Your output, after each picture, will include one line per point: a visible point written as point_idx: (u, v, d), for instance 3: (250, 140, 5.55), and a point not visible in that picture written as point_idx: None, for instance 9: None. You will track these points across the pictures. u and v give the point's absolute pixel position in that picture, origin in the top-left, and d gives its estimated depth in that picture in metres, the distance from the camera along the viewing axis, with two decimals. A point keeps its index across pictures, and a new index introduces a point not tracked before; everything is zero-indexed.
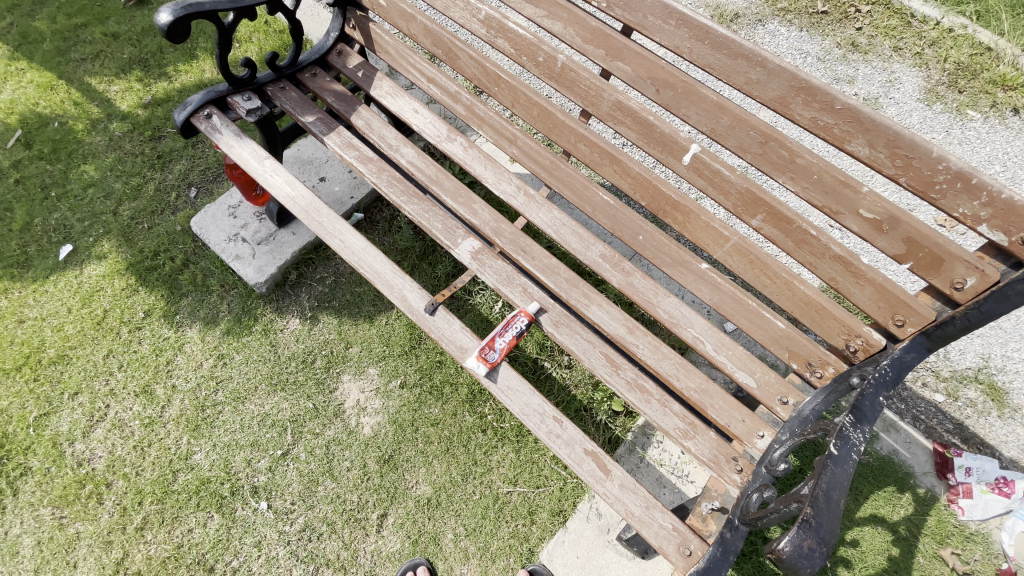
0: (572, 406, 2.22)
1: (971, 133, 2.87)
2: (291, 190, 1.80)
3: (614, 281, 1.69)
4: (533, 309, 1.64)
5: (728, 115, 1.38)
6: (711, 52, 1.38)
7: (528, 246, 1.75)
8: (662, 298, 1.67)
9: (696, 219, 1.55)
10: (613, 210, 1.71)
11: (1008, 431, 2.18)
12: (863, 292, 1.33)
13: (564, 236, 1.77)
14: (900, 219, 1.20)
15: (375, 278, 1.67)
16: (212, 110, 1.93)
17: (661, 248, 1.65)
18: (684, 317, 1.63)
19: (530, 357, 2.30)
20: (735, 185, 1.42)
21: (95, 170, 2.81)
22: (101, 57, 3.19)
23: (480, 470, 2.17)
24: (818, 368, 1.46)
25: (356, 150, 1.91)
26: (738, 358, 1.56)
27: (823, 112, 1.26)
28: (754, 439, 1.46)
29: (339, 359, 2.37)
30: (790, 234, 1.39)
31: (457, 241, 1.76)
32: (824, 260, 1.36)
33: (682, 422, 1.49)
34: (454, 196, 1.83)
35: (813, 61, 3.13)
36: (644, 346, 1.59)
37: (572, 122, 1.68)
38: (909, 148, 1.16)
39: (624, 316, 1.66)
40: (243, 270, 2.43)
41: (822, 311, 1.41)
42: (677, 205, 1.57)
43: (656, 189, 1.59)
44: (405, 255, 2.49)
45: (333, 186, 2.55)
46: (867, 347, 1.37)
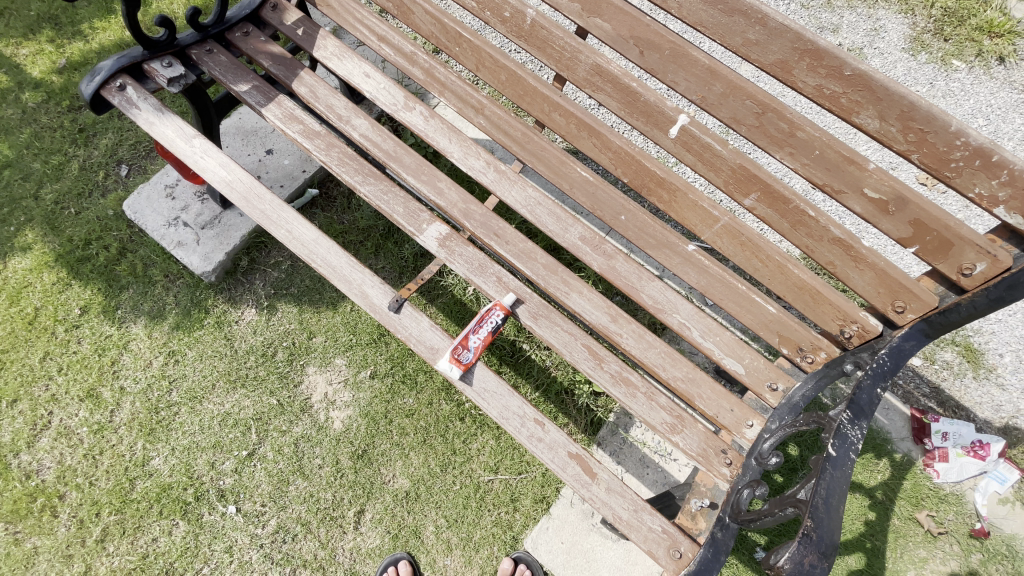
0: (552, 389, 2.14)
1: (955, 85, 2.77)
2: (227, 171, 1.56)
3: (595, 265, 1.55)
4: (508, 302, 1.50)
5: (721, 82, 1.21)
6: (705, 8, 1.20)
7: (500, 229, 1.58)
8: (646, 282, 1.54)
9: (684, 198, 1.39)
10: (592, 187, 1.54)
11: (982, 391, 2.20)
12: (862, 277, 1.24)
13: (540, 217, 1.60)
14: (909, 199, 1.09)
15: (330, 273, 1.48)
16: (126, 80, 1.66)
17: (645, 229, 1.51)
18: (668, 303, 1.52)
19: (508, 340, 2.19)
20: (727, 161, 1.26)
21: (8, 148, 2.47)
22: (2, 13, 2.77)
23: (460, 459, 2.09)
24: (809, 353, 1.40)
25: (300, 124, 1.66)
26: (726, 344, 1.49)
27: (830, 80, 1.11)
28: (743, 428, 1.42)
29: (302, 350, 2.21)
30: (786, 215, 1.26)
31: (422, 226, 1.57)
32: (822, 243, 1.25)
33: (669, 417, 1.41)
34: (416, 174, 1.62)
35: (797, 8, 2.93)
36: (628, 336, 1.49)
37: (545, 88, 1.48)
38: (924, 121, 1.03)
39: (606, 302, 1.54)
40: (187, 258, 2.20)
41: (817, 296, 1.32)
42: (663, 182, 1.40)
43: (639, 165, 1.42)
44: (368, 234, 2.30)
45: (281, 159, 2.34)
46: (862, 334, 1.30)
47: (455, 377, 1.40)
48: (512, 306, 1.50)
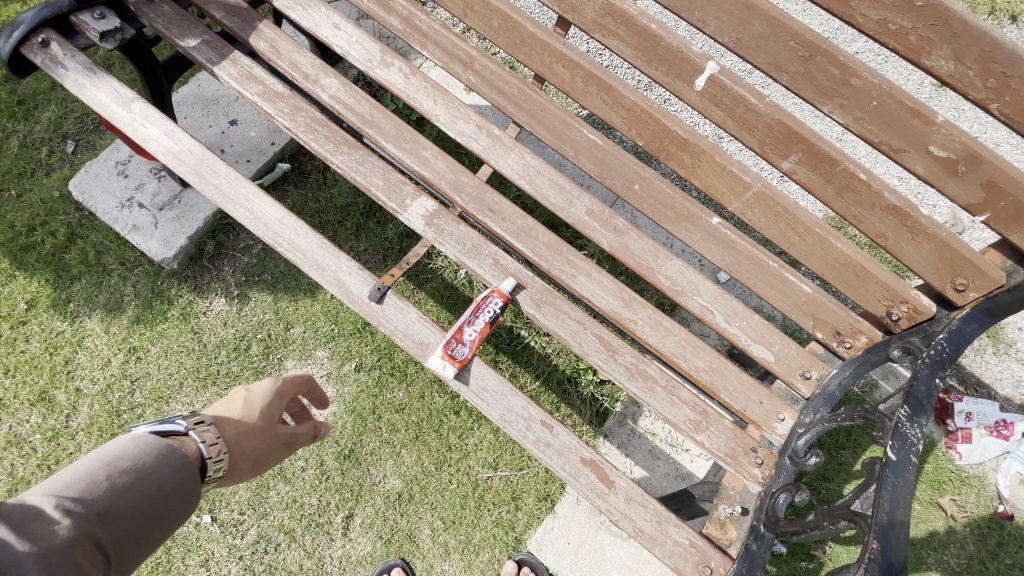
0: (554, 378, 1.98)
1: None
2: (174, 142, 1.34)
3: (605, 243, 1.37)
4: (507, 288, 1.31)
5: (761, 20, 1.01)
6: None
7: (496, 204, 1.39)
8: (662, 261, 1.37)
9: (709, 162, 1.20)
10: (601, 153, 1.34)
11: (1003, 367, 2.07)
12: (918, 250, 1.07)
13: (540, 188, 1.41)
14: (984, 157, 0.92)
15: (300, 258, 1.27)
16: (50, 35, 1.41)
17: (662, 200, 1.32)
18: (688, 284, 1.35)
19: (505, 326, 2.01)
20: (764, 116, 1.07)
21: None
22: None
23: (455, 456, 1.92)
24: (848, 337, 1.25)
25: (260, 85, 1.43)
26: (754, 329, 1.33)
27: (896, 12, 0.92)
28: (774, 423, 1.27)
29: (279, 343, 2.01)
30: (832, 179, 1.08)
31: (405, 201, 1.37)
32: (873, 212, 1.08)
33: (692, 413, 1.25)
34: (397, 141, 1.40)
35: None
36: (644, 322, 1.32)
37: (546, 35, 1.26)
38: (1009, 63, 0.86)
39: (618, 285, 1.36)
40: (144, 243, 1.97)
41: (862, 273, 1.16)
42: (685, 144, 1.21)
43: (657, 124, 1.22)
44: (347, 212, 2.08)
45: (247, 131, 2.09)
46: (912, 315, 1.15)
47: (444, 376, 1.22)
48: (509, 292, 1.32)
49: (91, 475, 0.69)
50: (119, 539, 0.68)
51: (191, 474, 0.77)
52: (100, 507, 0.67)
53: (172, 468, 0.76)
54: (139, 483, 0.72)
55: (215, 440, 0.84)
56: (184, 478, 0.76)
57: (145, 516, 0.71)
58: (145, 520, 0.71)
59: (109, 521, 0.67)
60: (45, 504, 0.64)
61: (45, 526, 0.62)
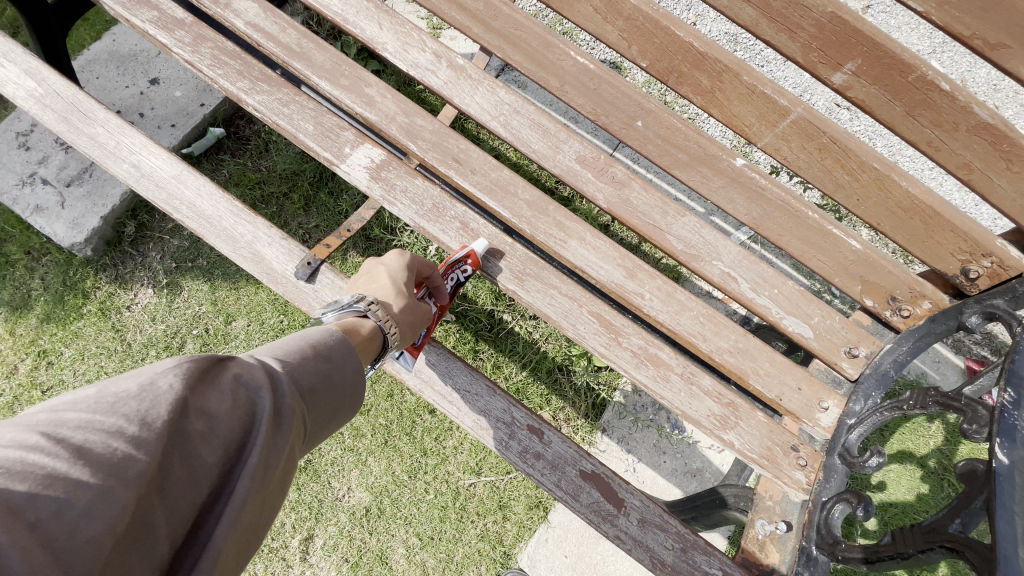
0: (543, 367, 1.71)
1: None
2: (39, 85, 1.05)
3: (600, 198, 1.09)
4: (478, 249, 1.04)
5: None
6: None
7: (462, 153, 1.10)
8: (672, 218, 1.10)
9: (734, 83, 0.93)
10: (591, 82, 1.06)
11: None
12: (1012, 186, 0.83)
13: (517, 131, 1.12)
14: None
15: (206, 229, 0.98)
16: None
17: (670, 140, 1.04)
18: (705, 246, 1.08)
19: (484, 309, 1.73)
20: (817, 13, 0.83)
21: None
22: None
23: (431, 463, 1.65)
24: (906, 304, 1.00)
25: (154, 10, 1.12)
26: (788, 300, 1.07)
27: None
28: (816, 413, 1.02)
29: (218, 339, 1.72)
30: (903, 95, 0.84)
31: (343, 151, 1.08)
32: (955, 137, 0.83)
33: (717, 405, 0.99)
34: (332, 77, 1.10)
35: None
36: (651, 296, 1.06)
37: None
38: None
39: (618, 250, 1.09)
40: (49, 227, 1.65)
41: (931, 220, 0.91)
42: (702, 61, 0.94)
43: (666, 35, 0.94)
44: (293, 182, 1.77)
45: (171, 90, 1.77)
46: (995, 272, 0.91)
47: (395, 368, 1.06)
48: (478, 254, 1.05)
49: (299, 354, 0.63)
50: (314, 422, 0.62)
51: (365, 376, 0.72)
52: (306, 385, 0.62)
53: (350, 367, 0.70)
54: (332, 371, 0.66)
55: (377, 311, 0.85)
56: (362, 379, 0.70)
57: (334, 404, 0.65)
58: (333, 408, 0.65)
59: (315, 401, 0.62)
60: (277, 372, 0.58)
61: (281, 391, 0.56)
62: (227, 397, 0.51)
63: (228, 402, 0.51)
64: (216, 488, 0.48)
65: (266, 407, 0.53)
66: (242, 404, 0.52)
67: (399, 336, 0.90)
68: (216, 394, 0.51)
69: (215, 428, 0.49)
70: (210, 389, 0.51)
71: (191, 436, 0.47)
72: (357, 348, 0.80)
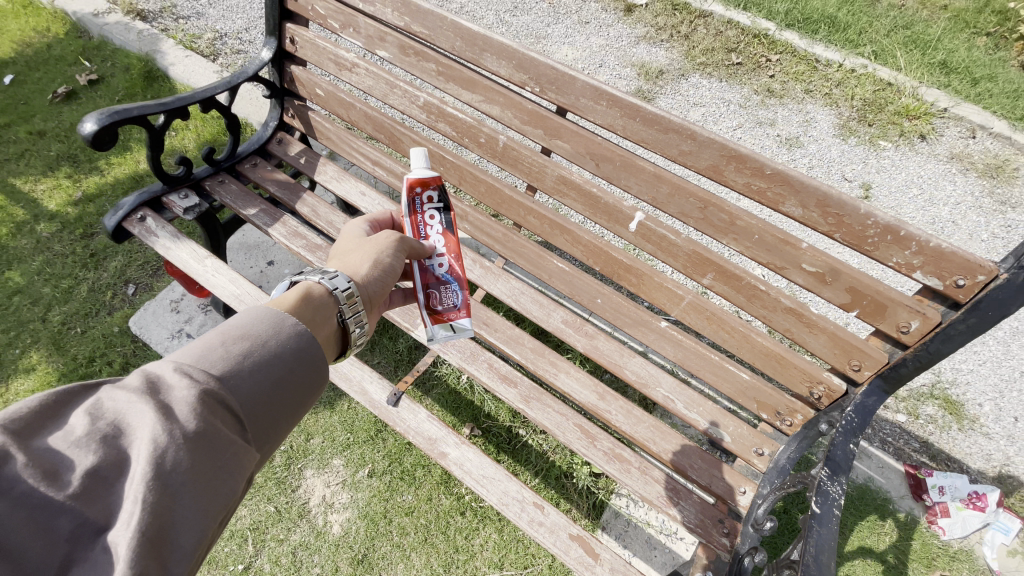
0: (552, 474, 2.15)
1: (887, 161, 3.28)
2: (236, 287, 1.71)
3: (579, 346, 1.67)
4: (420, 175, 1.31)
5: (667, 184, 1.41)
6: (643, 128, 1.39)
7: (489, 319, 1.72)
8: (628, 359, 1.66)
9: (650, 281, 1.55)
10: (570, 277, 1.70)
11: (970, 442, 2.24)
12: (817, 340, 1.36)
13: (524, 305, 1.75)
14: (841, 270, 1.25)
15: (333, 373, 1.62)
16: (146, 211, 1.83)
17: (620, 310, 1.65)
18: (651, 377, 1.63)
19: (504, 426, 2.24)
20: (682, 248, 1.44)
21: (20, 276, 2.62)
22: (26, 157, 3.05)
23: (463, 557, 2.03)
24: (787, 416, 1.48)
25: (303, 238, 1.84)
26: (711, 414, 1.57)
27: (755, 178, 1.29)
28: (737, 496, 1.45)
29: (300, 453, 2.23)
30: (741, 290, 1.41)
31: (416, 320, 1.72)
32: (776, 313, 1.39)
33: (664, 489, 1.46)
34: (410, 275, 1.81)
35: (735, 108, 3.42)
36: (617, 412, 1.58)
37: (520, 196, 1.69)
38: (839, 207, 1.21)
39: (594, 382, 1.64)
40: None
41: (783, 360, 1.44)
42: (630, 269, 1.57)
43: (608, 255, 1.60)
44: None
45: (282, 269, 2.51)
46: (830, 392, 1.39)
47: (465, 328, 1.38)
48: (429, 178, 1.32)
49: (208, 344, 0.76)
50: (238, 399, 0.74)
51: (293, 342, 0.83)
52: (216, 373, 0.73)
53: (283, 337, 0.83)
54: (253, 347, 0.79)
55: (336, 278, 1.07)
56: (281, 352, 0.81)
57: (254, 383, 0.76)
58: (255, 388, 0.76)
59: (226, 383, 0.73)
60: (167, 371, 0.70)
61: (173, 387, 0.68)
62: (91, 422, 0.63)
63: (88, 425, 0.63)
64: (100, 500, 0.59)
65: (144, 409, 0.64)
66: (105, 426, 0.63)
67: (369, 298, 1.10)
68: (79, 424, 0.63)
69: (83, 450, 0.60)
70: (71, 425, 0.63)
71: (42, 471, 0.57)
72: (310, 313, 0.98)
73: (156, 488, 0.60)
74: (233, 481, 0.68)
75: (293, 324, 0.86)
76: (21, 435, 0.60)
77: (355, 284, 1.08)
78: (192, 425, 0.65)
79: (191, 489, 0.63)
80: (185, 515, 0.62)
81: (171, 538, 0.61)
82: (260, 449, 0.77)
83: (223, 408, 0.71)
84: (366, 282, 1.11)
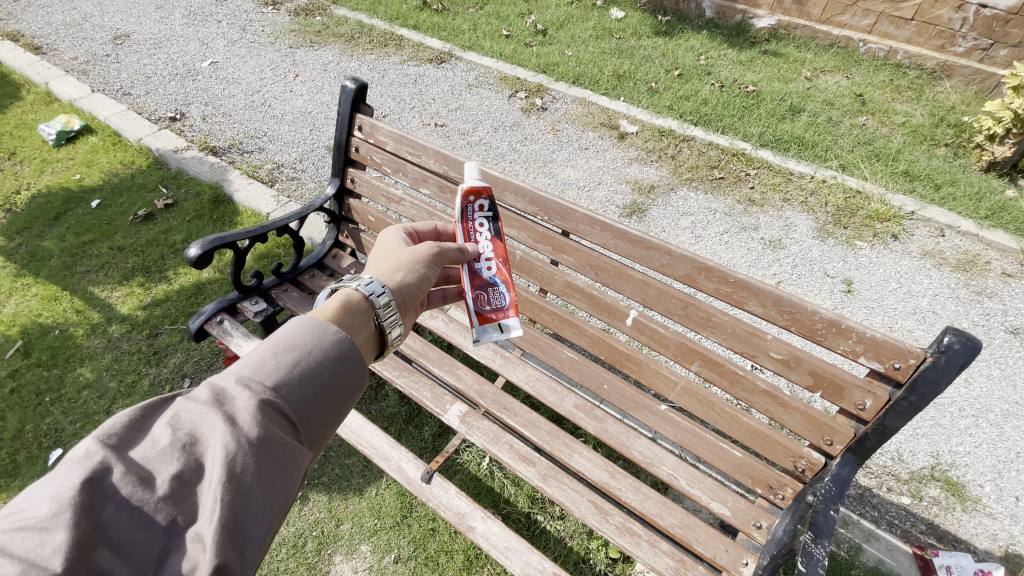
0: (570, 560, 2.23)
1: (864, 258, 3.63)
2: None
3: (590, 428, 1.90)
4: (473, 184, 1.58)
5: (653, 288, 1.74)
6: (631, 246, 1.75)
7: (509, 404, 1.97)
8: (634, 440, 1.87)
9: (648, 368, 1.82)
10: (579, 366, 1.98)
11: (975, 523, 2.31)
12: (793, 418, 1.59)
13: (540, 391, 2.01)
14: (802, 357, 1.52)
15: (375, 452, 1.87)
16: (224, 315, 2.19)
17: (624, 394, 1.90)
18: (656, 456, 1.83)
19: (523, 512, 2.36)
20: (671, 339, 1.73)
21: (91, 372, 2.95)
22: (105, 267, 3.49)
23: None
24: (779, 490, 1.66)
25: None
26: (711, 490, 1.75)
27: (722, 284, 1.61)
28: (740, 567, 1.59)
29: (330, 539, 2.36)
30: (724, 375, 1.67)
31: (446, 406, 1.99)
32: (756, 394, 1.64)
33: (672, 561, 1.60)
34: (440, 365, 2.09)
35: (721, 216, 3.88)
36: (626, 489, 1.76)
37: (534, 297, 2.03)
38: (791, 306, 1.51)
39: (604, 461, 1.84)
40: None
41: (767, 438, 1.65)
42: (630, 357, 1.85)
43: (610, 346, 1.88)
44: (392, 420, 2.64)
45: None
46: (811, 467, 1.59)
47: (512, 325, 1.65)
48: (481, 188, 1.59)
49: (263, 357, 0.97)
50: (291, 402, 0.94)
51: (332, 347, 1.04)
52: (271, 382, 0.93)
53: (325, 343, 1.04)
54: (300, 354, 0.99)
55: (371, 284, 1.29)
56: (323, 359, 1.01)
57: (302, 390, 0.96)
58: (303, 394, 0.96)
59: (279, 391, 0.93)
60: (232, 384, 0.91)
61: (237, 398, 0.89)
62: (174, 434, 0.84)
63: (172, 436, 0.84)
64: (185, 498, 0.80)
65: (215, 419, 0.85)
66: (184, 437, 0.84)
67: (404, 299, 1.35)
68: (166, 434, 0.84)
69: (169, 457, 0.81)
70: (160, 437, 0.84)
71: (139, 477, 0.78)
72: (350, 319, 1.21)
73: (229, 485, 0.80)
74: (288, 473, 0.88)
75: (332, 333, 1.07)
76: (121, 446, 0.82)
77: (389, 287, 1.32)
78: (253, 431, 0.85)
79: (256, 484, 0.83)
80: (252, 505, 0.82)
81: (243, 523, 0.81)
82: (310, 446, 0.98)
83: (279, 411, 0.92)
84: (400, 286, 1.36)
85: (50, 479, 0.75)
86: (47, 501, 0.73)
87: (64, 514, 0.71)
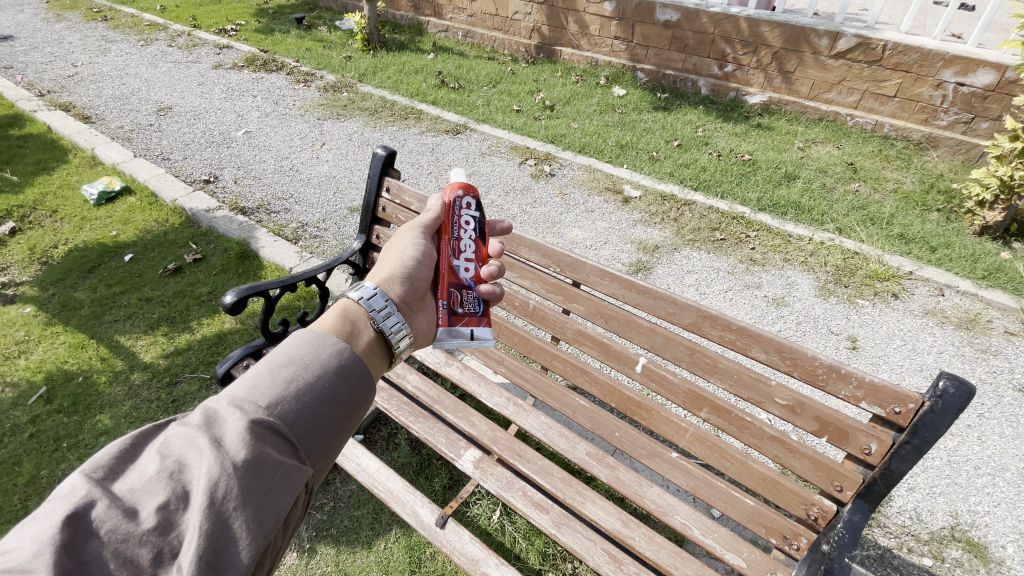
0: None
1: (867, 316, 3.72)
2: None
3: (603, 476, 1.92)
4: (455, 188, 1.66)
5: (661, 335, 1.83)
6: (638, 296, 1.87)
7: (522, 451, 2.01)
8: (646, 488, 1.89)
9: (658, 414, 1.87)
10: (590, 413, 2.04)
11: None
12: (802, 464, 1.63)
13: (552, 437, 2.05)
14: (806, 403, 1.59)
15: (389, 496, 1.89)
16: (249, 360, 2.29)
17: (636, 441, 1.94)
18: (669, 505, 1.84)
19: (534, 568, 2.31)
20: (680, 385, 1.81)
21: (109, 419, 3.01)
22: (132, 317, 3.65)
23: None
24: (794, 540, 1.66)
25: None
26: (725, 540, 1.75)
27: (726, 331, 1.71)
28: None
29: None
30: (732, 421, 1.73)
31: (460, 451, 2.04)
32: (764, 440, 1.68)
33: None
34: (454, 411, 2.14)
35: (725, 274, 4.03)
36: (640, 538, 1.75)
37: (547, 345, 2.12)
38: (792, 352, 1.60)
39: (617, 510, 1.85)
40: None
41: (778, 485, 1.67)
42: (640, 404, 1.91)
43: (620, 393, 1.95)
44: (402, 470, 2.65)
45: None
46: (824, 514, 1.60)
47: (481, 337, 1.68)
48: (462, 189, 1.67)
49: (258, 377, 1.03)
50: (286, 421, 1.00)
51: (327, 360, 1.10)
52: (264, 402, 0.99)
53: (323, 357, 1.10)
54: (295, 371, 1.06)
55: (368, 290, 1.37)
56: (317, 375, 1.07)
57: (296, 408, 1.02)
58: (298, 412, 1.02)
59: (271, 410, 0.99)
60: (224, 408, 0.97)
61: (227, 422, 0.95)
62: (163, 461, 0.90)
63: (160, 464, 0.89)
64: (170, 525, 0.83)
65: (203, 444, 0.91)
66: (171, 464, 0.89)
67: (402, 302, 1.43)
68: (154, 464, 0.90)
69: (157, 484, 0.86)
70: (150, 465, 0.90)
71: (124, 508, 0.83)
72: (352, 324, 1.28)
73: (209, 510, 0.84)
74: (280, 491, 0.92)
75: (327, 348, 1.12)
76: (109, 478, 0.87)
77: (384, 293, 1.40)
78: (240, 453, 0.90)
79: (238, 507, 0.86)
80: (237, 527, 0.86)
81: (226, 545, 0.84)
82: (310, 463, 1.02)
83: (272, 430, 0.97)
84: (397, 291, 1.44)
85: (35, 518, 0.80)
86: (32, 540, 0.77)
87: (46, 552, 0.75)
